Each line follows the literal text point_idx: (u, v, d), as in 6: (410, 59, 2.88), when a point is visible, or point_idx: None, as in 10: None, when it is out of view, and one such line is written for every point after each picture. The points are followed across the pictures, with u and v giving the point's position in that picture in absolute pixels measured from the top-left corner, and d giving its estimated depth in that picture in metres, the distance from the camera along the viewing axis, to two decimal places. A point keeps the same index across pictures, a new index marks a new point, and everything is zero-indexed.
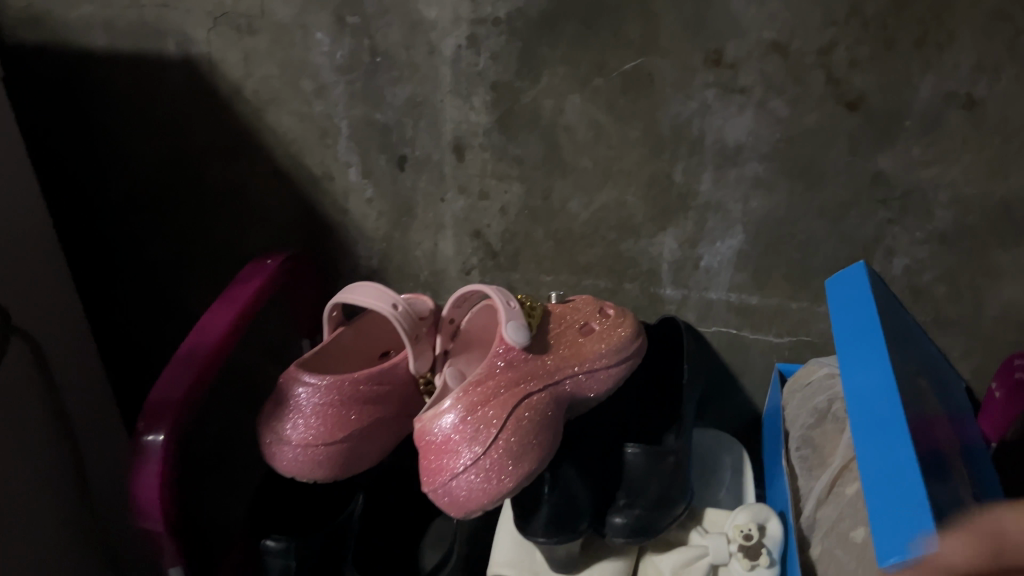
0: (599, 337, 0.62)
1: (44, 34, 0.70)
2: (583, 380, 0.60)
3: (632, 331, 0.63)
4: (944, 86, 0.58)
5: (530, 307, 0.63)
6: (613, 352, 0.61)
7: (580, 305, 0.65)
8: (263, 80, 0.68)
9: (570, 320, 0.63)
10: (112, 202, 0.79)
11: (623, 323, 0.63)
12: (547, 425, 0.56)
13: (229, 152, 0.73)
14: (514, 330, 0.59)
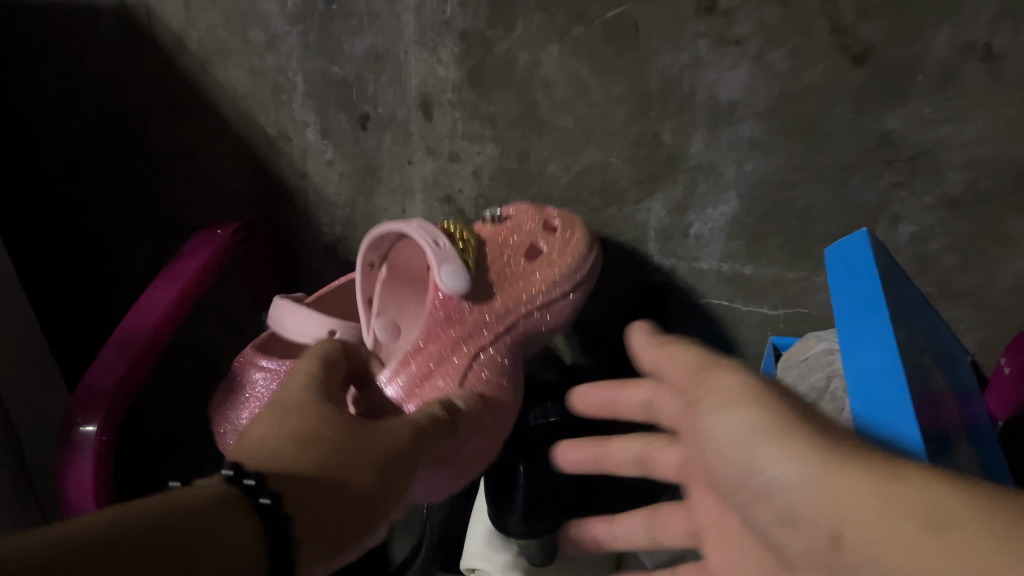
0: (546, 263, 0.58)
1: None
2: (538, 317, 0.57)
3: (584, 243, 0.59)
4: (962, 36, 0.52)
5: (462, 239, 0.58)
6: (565, 279, 0.57)
7: (521, 215, 0.60)
8: (207, 30, 0.62)
9: (514, 246, 0.59)
10: (52, 163, 0.74)
11: (580, 236, 0.59)
12: (510, 378, 0.54)
13: (174, 109, 0.67)
14: (448, 275, 0.54)
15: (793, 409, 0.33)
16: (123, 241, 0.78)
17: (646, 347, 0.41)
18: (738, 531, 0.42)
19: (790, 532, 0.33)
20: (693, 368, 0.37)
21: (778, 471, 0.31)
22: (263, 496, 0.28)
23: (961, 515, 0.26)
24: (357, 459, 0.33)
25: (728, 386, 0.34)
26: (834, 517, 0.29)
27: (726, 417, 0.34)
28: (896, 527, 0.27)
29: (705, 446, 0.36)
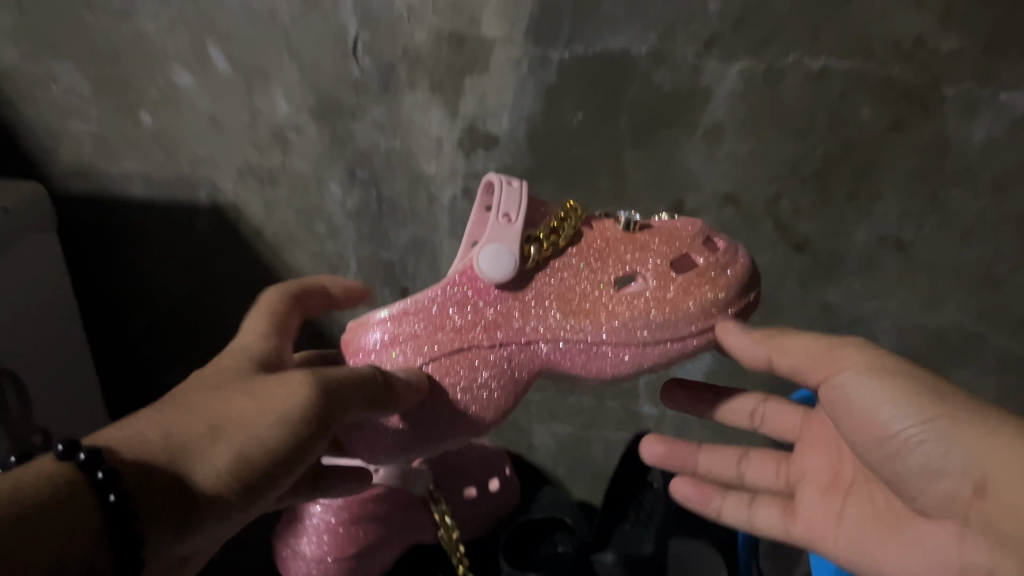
0: (658, 296, 0.46)
1: (90, 184, 0.79)
2: (582, 354, 0.48)
3: (725, 296, 0.46)
4: (877, 231, 0.67)
5: (561, 225, 0.49)
6: (655, 330, 0.46)
7: (671, 228, 0.49)
8: (280, 224, 0.77)
9: (631, 260, 0.48)
10: (141, 326, 0.89)
11: (726, 279, 0.47)
12: (472, 397, 0.48)
13: (247, 285, 0.82)
14: (488, 256, 0.46)
15: (932, 390, 0.41)
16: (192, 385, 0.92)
17: (739, 342, 0.45)
18: (842, 516, 0.48)
19: (929, 481, 0.41)
20: (808, 356, 0.45)
21: (935, 442, 0.40)
22: (102, 484, 0.34)
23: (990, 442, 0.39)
24: (216, 443, 0.39)
25: (866, 354, 0.43)
26: (985, 467, 0.38)
27: (865, 387, 0.42)
28: (1011, 477, 0.37)
29: (841, 405, 0.44)
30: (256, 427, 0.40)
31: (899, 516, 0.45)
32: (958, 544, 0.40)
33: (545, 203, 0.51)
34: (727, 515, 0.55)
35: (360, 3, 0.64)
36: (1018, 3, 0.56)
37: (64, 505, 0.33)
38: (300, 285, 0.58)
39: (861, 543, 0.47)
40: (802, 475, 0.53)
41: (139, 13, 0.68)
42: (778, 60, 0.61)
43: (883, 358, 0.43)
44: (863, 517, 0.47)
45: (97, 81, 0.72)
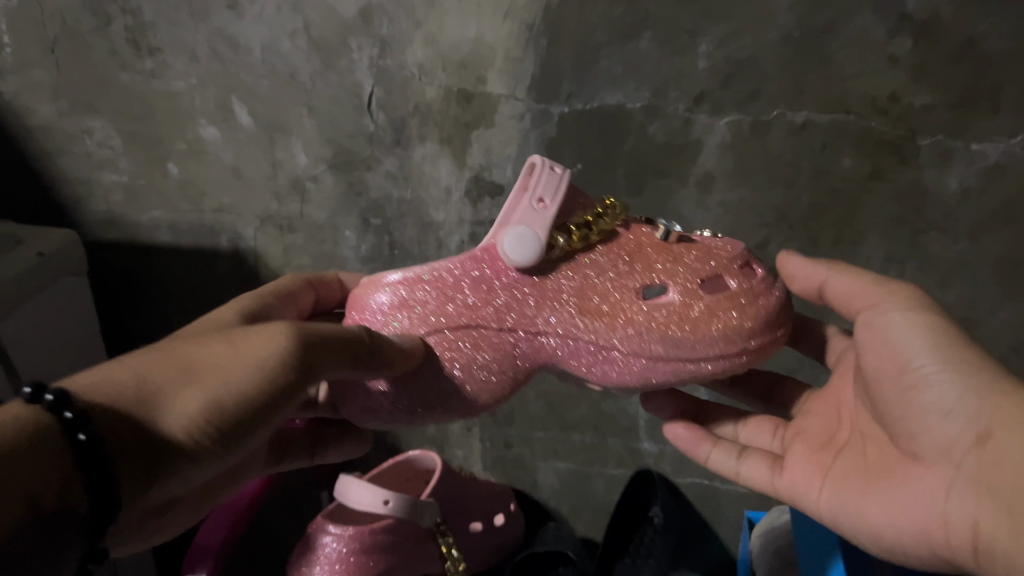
0: (682, 307, 0.46)
1: (119, 231, 0.84)
2: (590, 351, 0.47)
3: (761, 319, 0.46)
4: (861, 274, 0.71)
5: (595, 221, 0.48)
6: (671, 343, 0.45)
7: (710, 250, 0.48)
8: (297, 268, 0.82)
9: (659, 270, 0.47)
10: None
11: (754, 306, 0.46)
12: (467, 370, 0.47)
13: None
14: (512, 237, 0.45)
15: (960, 341, 0.42)
16: None
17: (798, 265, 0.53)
18: (827, 475, 0.49)
19: (932, 422, 0.41)
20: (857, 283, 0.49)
21: (949, 384, 0.41)
22: (69, 423, 0.31)
23: (1003, 402, 0.39)
24: (190, 388, 0.36)
25: (908, 297, 0.46)
26: (986, 418, 0.39)
27: (900, 323, 0.44)
28: (1013, 427, 0.37)
29: (872, 345, 0.46)
30: (233, 381, 0.37)
31: (886, 470, 0.45)
32: (943, 497, 0.40)
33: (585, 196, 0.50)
34: (713, 460, 0.56)
35: (376, 63, 0.69)
36: (986, 61, 0.61)
37: (27, 443, 0.30)
38: (319, 279, 0.61)
39: (843, 497, 0.47)
40: (802, 433, 0.54)
41: (170, 72, 0.73)
42: (763, 114, 0.66)
43: (927, 300, 0.46)
44: (849, 477, 0.47)
45: (129, 134, 0.78)
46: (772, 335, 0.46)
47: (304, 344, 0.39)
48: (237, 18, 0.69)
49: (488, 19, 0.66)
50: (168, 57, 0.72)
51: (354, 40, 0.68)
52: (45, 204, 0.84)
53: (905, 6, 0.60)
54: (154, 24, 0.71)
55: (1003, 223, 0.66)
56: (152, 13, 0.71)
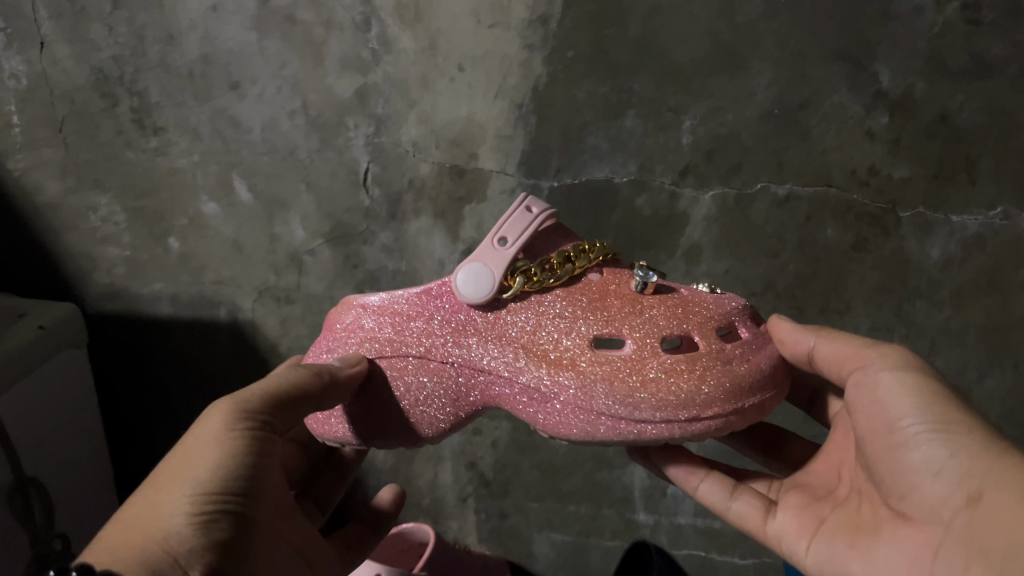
0: (632, 366, 0.41)
1: (119, 305, 0.85)
2: (533, 400, 0.43)
3: (730, 386, 0.40)
4: None
5: (563, 264, 0.44)
6: (618, 398, 0.41)
7: (691, 305, 0.43)
8: (295, 339, 0.82)
9: (621, 318, 0.42)
10: (159, 441, 0.92)
11: (728, 367, 0.41)
12: (413, 407, 0.46)
13: None
14: (466, 276, 0.43)
15: (953, 400, 0.39)
16: None
17: (792, 332, 0.46)
18: (818, 529, 0.45)
19: (922, 482, 0.38)
20: (849, 347, 0.45)
21: (939, 443, 0.38)
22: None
23: (995, 463, 0.36)
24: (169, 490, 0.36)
25: (898, 357, 0.42)
26: (978, 479, 0.35)
27: (890, 381, 0.41)
28: (1004, 487, 0.34)
29: (862, 406, 0.42)
30: (195, 461, 0.38)
31: (868, 531, 0.42)
32: (931, 559, 0.37)
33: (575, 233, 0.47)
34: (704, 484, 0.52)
35: (371, 141, 0.72)
36: (958, 136, 0.64)
37: None
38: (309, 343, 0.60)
39: (832, 554, 0.43)
40: (800, 486, 0.50)
41: (175, 150, 0.76)
42: (748, 187, 0.68)
43: (920, 361, 0.42)
44: (836, 534, 0.44)
45: (132, 210, 0.79)
46: (752, 400, 0.40)
47: (239, 405, 0.41)
48: (239, 99, 0.72)
49: (479, 99, 0.69)
50: (172, 136, 0.75)
51: (351, 119, 0.71)
52: (43, 281, 0.85)
53: (880, 83, 0.64)
54: (160, 106, 0.74)
55: (985, 289, 0.68)
56: (158, 95, 0.74)
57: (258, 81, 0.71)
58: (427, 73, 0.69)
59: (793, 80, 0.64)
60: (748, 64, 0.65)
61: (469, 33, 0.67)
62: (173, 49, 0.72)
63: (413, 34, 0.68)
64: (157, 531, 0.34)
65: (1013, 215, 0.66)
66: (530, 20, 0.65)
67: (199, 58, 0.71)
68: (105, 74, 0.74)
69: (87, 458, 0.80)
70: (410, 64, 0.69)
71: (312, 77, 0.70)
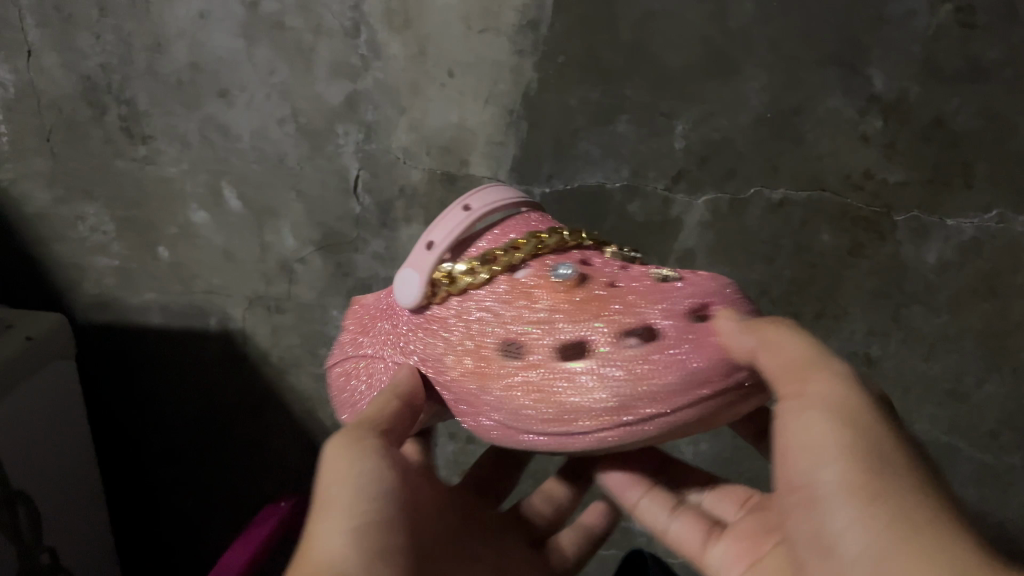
0: (529, 387, 0.40)
1: (110, 315, 0.84)
2: (468, 414, 0.43)
3: (610, 402, 0.38)
4: (847, 347, 0.71)
5: (492, 261, 0.43)
6: (518, 420, 0.40)
7: (609, 306, 0.40)
8: (286, 348, 0.82)
9: (515, 313, 0.42)
10: (152, 451, 0.91)
11: (617, 381, 0.38)
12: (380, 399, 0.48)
13: (256, 407, 0.86)
14: (398, 284, 0.44)
15: (877, 450, 0.35)
16: (205, 513, 0.94)
17: (733, 337, 0.38)
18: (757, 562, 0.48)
19: (833, 546, 0.35)
20: (786, 355, 0.38)
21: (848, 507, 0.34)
22: None
23: (911, 540, 0.31)
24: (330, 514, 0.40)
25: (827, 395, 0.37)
26: (883, 559, 0.32)
27: (812, 422, 0.36)
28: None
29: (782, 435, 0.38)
30: (343, 480, 0.41)
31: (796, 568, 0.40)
32: None
33: (548, 224, 0.46)
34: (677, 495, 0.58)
35: (362, 148, 0.71)
36: (954, 140, 0.63)
37: None
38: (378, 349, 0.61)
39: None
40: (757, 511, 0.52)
41: (164, 159, 0.75)
42: (741, 192, 0.67)
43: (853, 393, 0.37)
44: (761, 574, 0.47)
45: (122, 219, 0.79)
46: (648, 416, 0.38)
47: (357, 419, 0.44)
48: (228, 106, 0.71)
49: (470, 105, 0.68)
50: (161, 145, 0.74)
51: (341, 125, 0.71)
52: (35, 290, 0.84)
53: (873, 87, 0.63)
54: (148, 114, 0.73)
55: (984, 295, 0.67)
56: (147, 103, 0.73)
57: (247, 88, 0.70)
58: (417, 79, 0.68)
59: (787, 84, 0.64)
60: (742, 69, 0.64)
61: (459, 38, 0.66)
62: (160, 57, 0.71)
63: (402, 39, 0.67)
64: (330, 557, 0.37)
65: (1008, 218, 0.65)
66: (520, 25, 0.64)
67: (187, 65, 0.71)
68: (92, 82, 0.73)
69: (77, 469, 0.79)
70: (401, 70, 0.68)
71: (301, 84, 0.69)
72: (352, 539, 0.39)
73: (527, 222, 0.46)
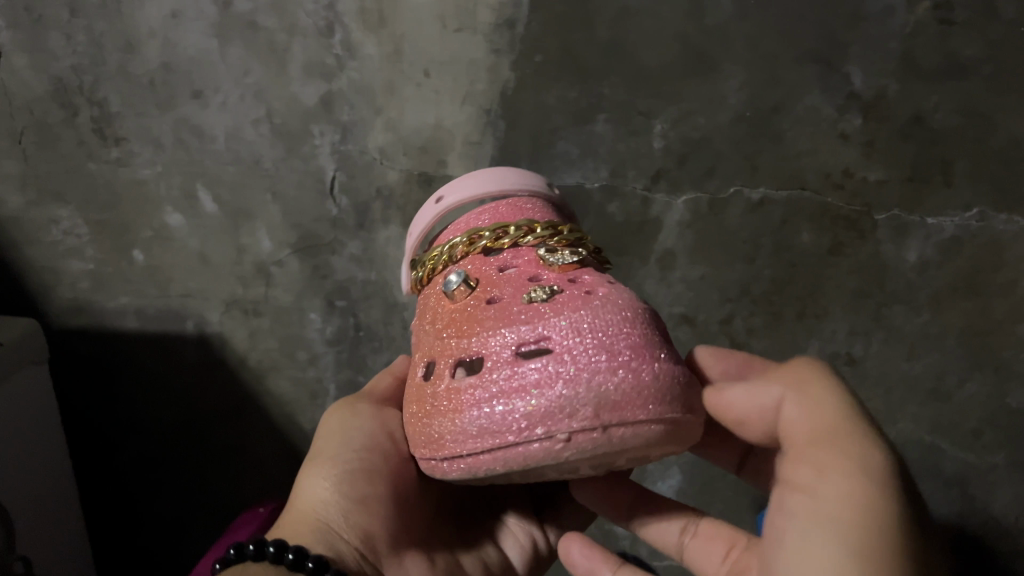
0: (417, 423, 0.37)
1: (85, 320, 0.83)
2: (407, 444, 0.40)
3: (461, 441, 0.34)
4: (828, 347, 0.70)
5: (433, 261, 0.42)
6: (423, 458, 0.37)
7: (466, 324, 0.36)
8: (264, 351, 0.81)
9: (422, 316, 0.41)
10: (129, 457, 0.90)
11: (435, 414, 0.35)
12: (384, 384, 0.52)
13: (235, 412, 0.85)
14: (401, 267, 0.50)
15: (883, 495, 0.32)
16: (183, 519, 0.92)
17: (736, 399, 0.36)
18: None
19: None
20: (814, 428, 0.34)
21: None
22: (274, 553, 0.40)
23: None
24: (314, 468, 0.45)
25: (856, 506, 0.32)
26: None
27: (835, 449, 0.33)
28: None
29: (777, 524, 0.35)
30: (333, 437, 0.46)
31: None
32: None
33: (527, 213, 0.43)
34: (651, 534, 0.47)
35: (338, 149, 0.70)
36: (934, 138, 0.63)
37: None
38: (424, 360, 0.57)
39: None
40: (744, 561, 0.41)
41: (137, 161, 0.74)
42: (720, 192, 0.66)
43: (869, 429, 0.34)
44: None
45: (96, 223, 0.77)
46: (450, 459, 0.35)
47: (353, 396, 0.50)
48: (201, 107, 0.70)
49: (446, 105, 0.67)
50: (134, 147, 0.73)
51: (316, 126, 0.70)
52: (7, 297, 0.82)
53: (852, 85, 0.63)
54: (121, 116, 0.72)
55: (964, 294, 0.67)
56: (119, 104, 0.72)
57: (220, 89, 0.69)
58: (393, 79, 0.67)
59: (766, 82, 0.63)
60: (720, 67, 0.63)
61: (435, 37, 0.65)
62: (132, 58, 0.70)
63: (377, 39, 0.66)
64: (315, 503, 0.44)
65: (989, 217, 0.64)
66: (497, 24, 0.64)
67: (160, 66, 0.70)
68: (63, 84, 0.71)
69: (51, 475, 0.78)
70: (376, 70, 0.67)
71: (275, 85, 0.69)
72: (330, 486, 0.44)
73: (487, 212, 0.43)
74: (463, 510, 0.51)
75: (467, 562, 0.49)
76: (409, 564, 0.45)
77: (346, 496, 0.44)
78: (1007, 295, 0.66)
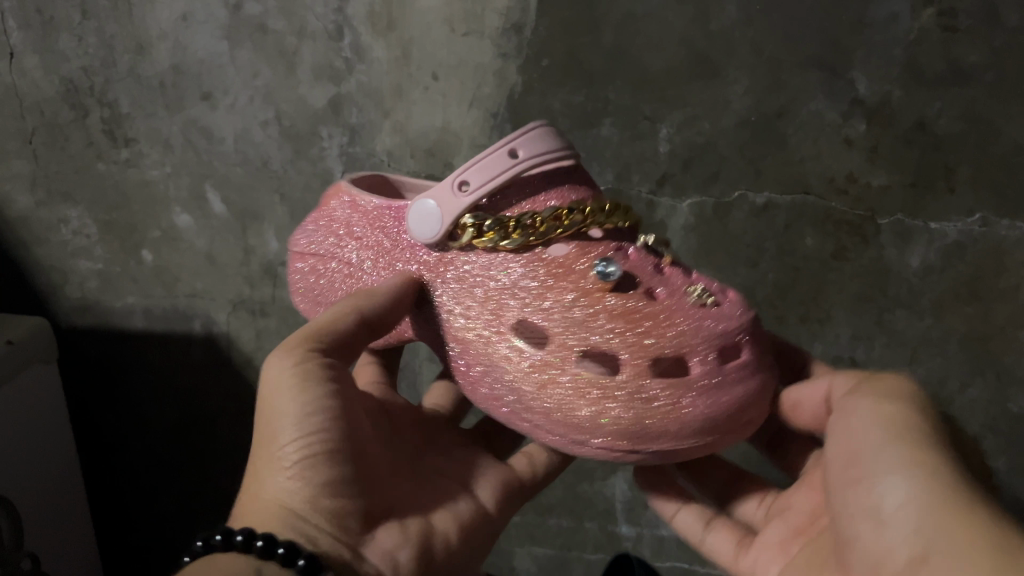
0: (591, 407, 0.39)
1: (92, 319, 0.84)
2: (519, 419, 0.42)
3: (680, 432, 0.39)
4: (831, 351, 0.71)
5: (537, 228, 0.42)
6: (585, 435, 0.40)
7: (652, 325, 0.40)
8: (270, 351, 0.81)
9: (542, 312, 0.42)
10: (133, 455, 0.91)
11: (634, 403, 0.39)
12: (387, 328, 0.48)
13: (239, 412, 0.86)
14: (424, 215, 0.44)
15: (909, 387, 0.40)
16: (182, 519, 0.93)
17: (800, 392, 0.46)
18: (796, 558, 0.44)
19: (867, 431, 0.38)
20: (852, 384, 0.43)
21: (901, 479, 0.34)
22: (243, 542, 0.38)
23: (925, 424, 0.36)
24: (270, 446, 0.42)
25: (889, 385, 0.40)
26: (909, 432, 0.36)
27: (871, 379, 0.42)
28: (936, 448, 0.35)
29: (835, 430, 0.40)
30: (282, 411, 0.42)
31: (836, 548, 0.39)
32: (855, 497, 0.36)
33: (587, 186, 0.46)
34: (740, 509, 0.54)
35: (346, 150, 0.71)
36: (937, 143, 0.63)
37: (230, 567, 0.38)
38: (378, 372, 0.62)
39: None
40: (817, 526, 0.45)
41: (147, 162, 0.75)
42: (725, 196, 0.67)
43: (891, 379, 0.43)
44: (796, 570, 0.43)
45: (105, 223, 0.78)
46: (661, 445, 0.39)
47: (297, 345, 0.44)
48: (211, 108, 0.71)
49: (454, 107, 0.68)
50: (144, 148, 0.74)
51: (324, 129, 0.70)
52: (17, 294, 0.83)
53: (856, 91, 0.63)
54: (131, 117, 0.73)
55: (966, 299, 0.67)
56: (130, 106, 0.72)
57: (229, 91, 0.70)
58: (401, 82, 0.68)
59: (770, 88, 0.64)
60: (723, 72, 0.64)
61: (443, 41, 0.66)
62: (143, 59, 0.70)
63: (385, 43, 0.67)
64: (277, 487, 0.41)
65: (991, 222, 0.65)
66: (503, 29, 0.64)
67: (170, 68, 0.70)
68: (75, 85, 0.72)
69: (59, 473, 0.78)
70: (383, 73, 0.68)
71: (284, 87, 0.69)
72: (290, 469, 0.41)
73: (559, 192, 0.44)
74: (417, 471, 0.51)
75: (438, 520, 0.48)
76: (383, 537, 0.44)
77: (311, 483, 0.41)
78: (1007, 301, 0.67)
